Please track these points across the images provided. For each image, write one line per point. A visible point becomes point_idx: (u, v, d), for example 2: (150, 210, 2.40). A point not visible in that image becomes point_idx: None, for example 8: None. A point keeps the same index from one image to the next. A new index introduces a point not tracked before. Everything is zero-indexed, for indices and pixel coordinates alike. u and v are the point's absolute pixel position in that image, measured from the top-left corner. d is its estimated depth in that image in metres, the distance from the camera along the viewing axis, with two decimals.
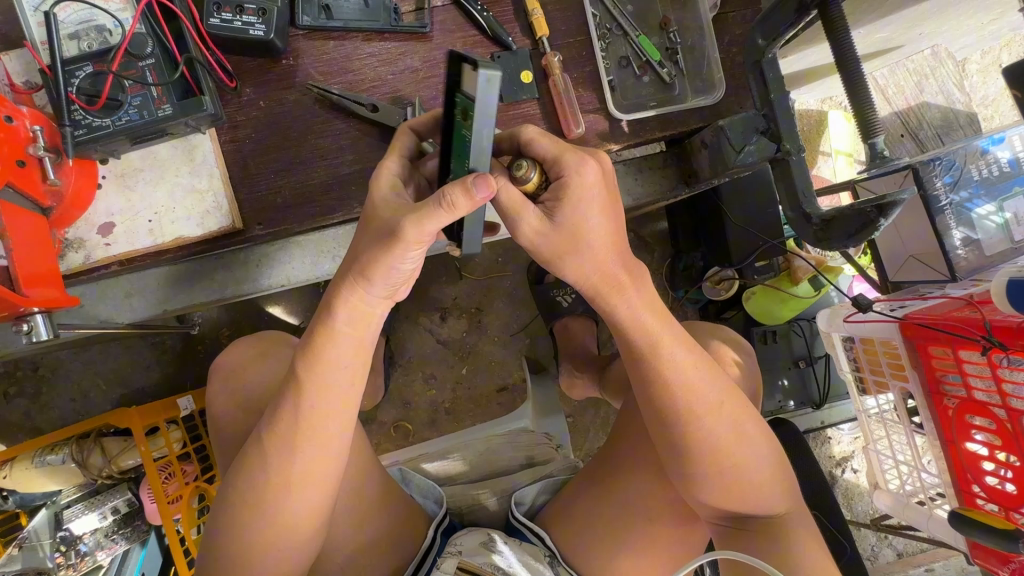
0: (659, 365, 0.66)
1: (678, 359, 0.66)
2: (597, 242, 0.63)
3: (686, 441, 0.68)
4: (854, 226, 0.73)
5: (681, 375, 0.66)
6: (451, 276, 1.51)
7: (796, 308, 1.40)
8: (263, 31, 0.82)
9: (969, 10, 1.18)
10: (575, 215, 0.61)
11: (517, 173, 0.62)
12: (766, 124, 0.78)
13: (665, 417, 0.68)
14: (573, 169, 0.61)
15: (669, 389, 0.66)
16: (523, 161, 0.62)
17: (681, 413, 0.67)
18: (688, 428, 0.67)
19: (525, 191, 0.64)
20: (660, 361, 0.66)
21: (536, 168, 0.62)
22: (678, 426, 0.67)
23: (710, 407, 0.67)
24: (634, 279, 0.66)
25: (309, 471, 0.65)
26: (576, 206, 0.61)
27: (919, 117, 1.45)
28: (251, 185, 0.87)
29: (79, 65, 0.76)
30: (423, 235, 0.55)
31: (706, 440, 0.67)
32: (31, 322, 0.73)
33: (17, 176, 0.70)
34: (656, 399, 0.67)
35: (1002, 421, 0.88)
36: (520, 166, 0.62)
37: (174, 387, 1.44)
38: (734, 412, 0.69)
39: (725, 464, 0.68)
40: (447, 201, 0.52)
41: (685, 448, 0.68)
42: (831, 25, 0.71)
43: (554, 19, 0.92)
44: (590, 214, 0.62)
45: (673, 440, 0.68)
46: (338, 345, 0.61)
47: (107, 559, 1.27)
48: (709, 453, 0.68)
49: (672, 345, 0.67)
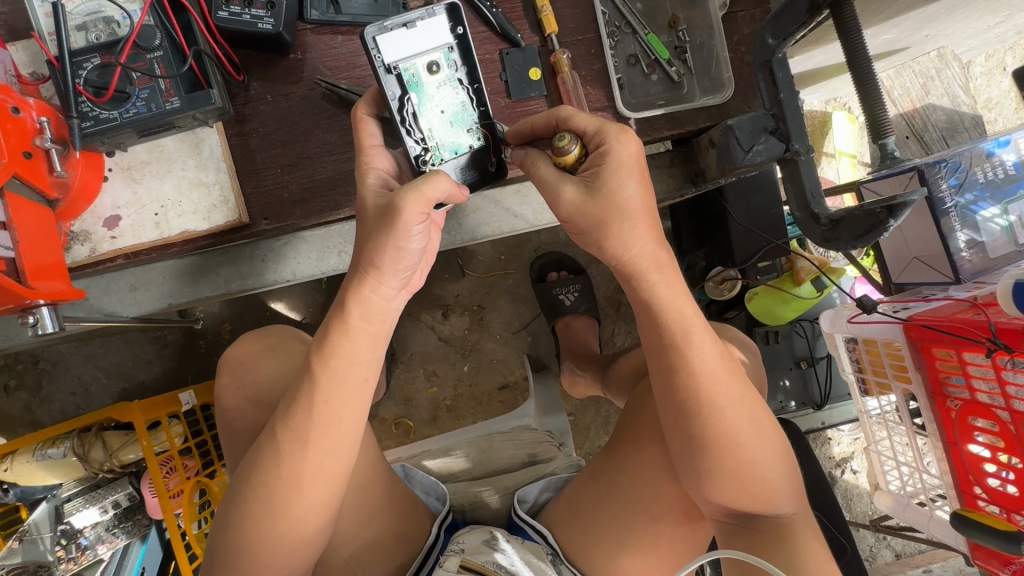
0: (684, 356, 0.66)
1: (704, 352, 0.66)
2: (637, 215, 0.64)
3: (703, 436, 0.68)
4: (862, 228, 0.70)
5: (706, 368, 0.66)
6: (453, 273, 1.50)
7: (799, 310, 1.41)
8: (272, 25, 0.81)
9: (976, 12, 1.17)
10: (615, 181, 0.63)
11: (559, 145, 0.66)
12: (775, 124, 0.78)
13: (686, 410, 0.68)
14: (616, 138, 0.64)
15: (693, 382, 0.66)
16: (565, 134, 0.66)
17: (702, 405, 0.67)
18: (709, 422, 0.67)
19: (563, 164, 0.67)
20: (685, 353, 0.66)
21: (576, 143, 0.66)
22: (699, 418, 0.67)
23: (732, 400, 0.67)
24: (659, 267, 0.66)
25: (322, 465, 0.64)
26: (614, 178, 0.63)
27: (925, 119, 1.47)
28: (257, 179, 0.87)
29: (86, 57, 0.75)
30: (421, 203, 0.59)
31: (724, 435, 0.67)
32: (37, 315, 0.72)
33: (22, 166, 0.69)
34: (679, 391, 0.67)
35: (1005, 423, 0.88)
36: (562, 138, 0.66)
37: (175, 381, 1.44)
38: (752, 409, 0.69)
39: (740, 460, 0.68)
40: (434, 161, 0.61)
41: (703, 442, 0.68)
42: (843, 25, 0.70)
43: (562, 16, 0.92)
44: (629, 186, 0.63)
45: (693, 434, 0.68)
46: (353, 340, 0.63)
47: (108, 554, 1.26)
48: (726, 450, 0.68)
49: (697, 337, 0.66)
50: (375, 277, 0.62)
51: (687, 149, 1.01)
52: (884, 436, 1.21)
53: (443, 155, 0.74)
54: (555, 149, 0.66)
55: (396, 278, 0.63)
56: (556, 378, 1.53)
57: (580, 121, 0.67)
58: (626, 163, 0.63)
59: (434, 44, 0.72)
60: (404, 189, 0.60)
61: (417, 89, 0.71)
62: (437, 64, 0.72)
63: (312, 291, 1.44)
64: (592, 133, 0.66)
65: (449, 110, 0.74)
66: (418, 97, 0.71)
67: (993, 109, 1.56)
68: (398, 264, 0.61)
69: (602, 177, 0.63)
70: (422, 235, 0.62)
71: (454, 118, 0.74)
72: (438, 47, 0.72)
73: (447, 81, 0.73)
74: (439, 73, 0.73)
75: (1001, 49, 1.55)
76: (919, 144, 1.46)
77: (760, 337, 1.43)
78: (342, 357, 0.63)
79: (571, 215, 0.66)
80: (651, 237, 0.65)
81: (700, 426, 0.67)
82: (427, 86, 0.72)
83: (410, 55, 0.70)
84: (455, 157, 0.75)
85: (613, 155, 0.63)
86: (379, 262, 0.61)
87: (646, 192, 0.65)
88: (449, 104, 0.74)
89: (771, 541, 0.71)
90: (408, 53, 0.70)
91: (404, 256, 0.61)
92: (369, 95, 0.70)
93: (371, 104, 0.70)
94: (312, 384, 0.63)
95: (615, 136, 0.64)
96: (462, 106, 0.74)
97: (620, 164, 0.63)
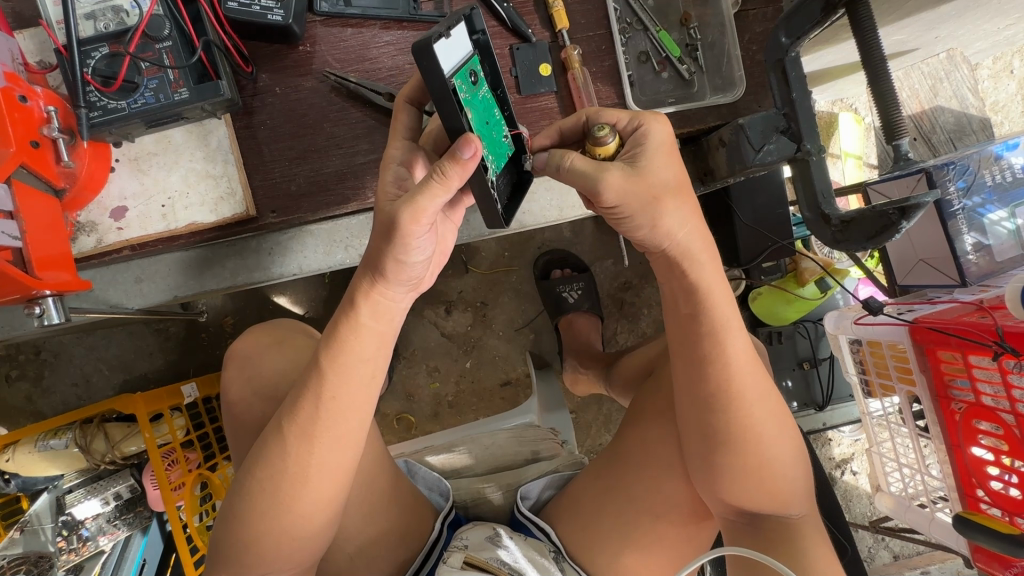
0: (720, 342, 0.66)
1: (736, 343, 0.66)
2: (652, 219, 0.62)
3: (728, 431, 0.68)
4: (872, 229, 0.69)
5: (736, 358, 0.66)
6: (457, 268, 1.50)
7: (802, 311, 1.41)
8: (281, 16, 0.81)
9: (986, 14, 1.17)
10: (658, 162, 0.63)
11: (598, 135, 0.65)
12: (786, 124, 0.78)
13: (711, 401, 0.68)
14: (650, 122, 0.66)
15: (726, 374, 0.66)
16: (604, 126, 0.65)
17: (728, 398, 0.67)
18: (732, 414, 0.67)
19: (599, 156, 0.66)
20: (722, 343, 0.66)
21: (614, 134, 0.65)
22: (724, 410, 0.67)
23: (756, 394, 0.68)
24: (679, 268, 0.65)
25: (331, 462, 0.65)
26: (656, 158, 0.63)
27: (932, 122, 1.48)
28: (265, 172, 0.86)
29: (94, 46, 0.75)
30: (419, 219, 0.56)
31: (750, 430, 0.68)
32: (43, 305, 0.72)
33: (30, 156, 0.69)
34: (707, 382, 0.67)
35: (1010, 426, 0.89)
36: (602, 128, 0.65)
37: (177, 373, 1.43)
38: (776, 406, 0.70)
39: (762, 458, 0.68)
40: (437, 172, 0.55)
41: (725, 437, 0.68)
42: (858, 24, 0.69)
43: (573, 11, 0.91)
44: (672, 166, 0.63)
45: (714, 427, 0.68)
46: (362, 339, 0.63)
47: (109, 545, 1.26)
48: (748, 445, 0.68)
49: (734, 328, 0.66)
50: (383, 282, 0.61)
51: (697, 147, 1.01)
52: (886, 438, 1.21)
53: (495, 167, 0.70)
54: (593, 139, 0.65)
55: (402, 283, 0.62)
56: (558, 375, 1.53)
57: (610, 117, 0.69)
58: (666, 143, 0.65)
59: (465, 50, 0.63)
60: (399, 202, 0.56)
61: (466, 104, 0.63)
62: (475, 73, 0.65)
63: (315, 285, 1.44)
64: (626, 123, 0.68)
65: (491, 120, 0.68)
66: (472, 111, 0.64)
67: (1000, 113, 1.56)
68: (402, 274, 0.60)
69: (646, 156, 0.63)
70: (426, 246, 0.60)
71: (495, 128, 0.70)
72: (469, 54, 0.64)
73: (484, 90, 0.67)
74: (476, 81, 0.65)
75: (1009, 52, 1.54)
76: (927, 146, 1.47)
77: (763, 337, 1.42)
78: (352, 355, 0.62)
79: (618, 199, 0.61)
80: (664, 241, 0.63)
81: (727, 419, 0.67)
82: (474, 98, 0.65)
83: (457, 68, 0.61)
84: (502, 167, 0.72)
85: (652, 136, 0.65)
86: (383, 272, 0.60)
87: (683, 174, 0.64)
88: (489, 114, 0.69)
89: (777, 541, 0.71)
90: (455, 65, 0.61)
91: (407, 269, 0.60)
92: (413, 83, 0.67)
93: (414, 91, 0.67)
94: (321, 380, 0.63)
95: (651, 120, 0.66)
96: (497, 113, 0.71)
97: (662, 144, 0.64)
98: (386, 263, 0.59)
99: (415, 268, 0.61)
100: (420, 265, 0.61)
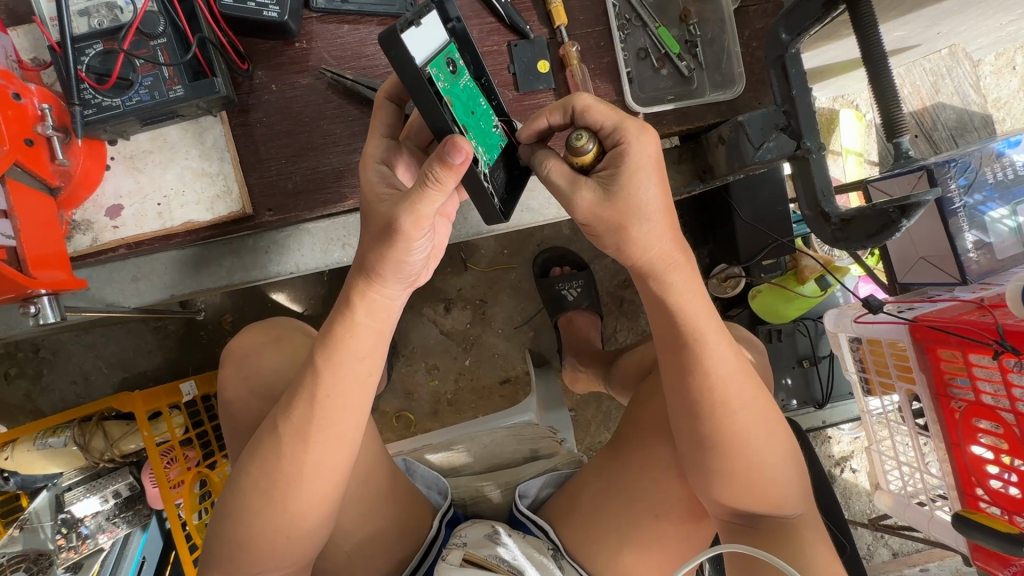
0: (697, 355, 0.65)
1: (719, 352, 0.66)
2: (654, 217, 0.61)
3: (714, 436, 0.68)
4: (873, 227, 0.69)
5: (719, 368, 0.66)
6: (456, 266, 1.50)
7: (804, 308, 1.40)
8: (277, 13, 0.80)
9: (987, 10, 1.16)
10: (631, 186, 0.60)
11: (575, 145, 0.63)
12: (786, 121, 0.77)
13: (697, 408, 0.67)
14: (635, 137, 0.61)
15: (708, 382, 0.66)
16: (582, 133, 0.62)
17: (714, 405, 0.67)
18: (719, 421, 0.67)
19: (580, 164, 0.65)
20: (699, 353, 0.65)
21: (593, 142, 0.63)
22: (711, 416, 0.67)
23: (743, 400, 0.67)
24: (674, 269, 0.64)
25: (323, 463, 0.64)
26: (635, 177, 0.60)
27: (933, 118, 1.47)
28: (261, 170, 0.86)
29: (89, 43, 0.75)
30: (420, 224, 0.56)
31: (734, 435, 0.67)
32: (39, 305, 0.72)
33: (24, 154, 0.69)
34: (692, 390, 0.67)
35: (1009, 425, 0.88)
36: (578, 138, 0.62)
37: (176, 371, 1.43)
38: (762, 409, 0.69)
39: (749, 460, 0.68)
40: (431, 179, 0.53)
41: (714, 443, 0.68)
42: (859, 20, 0.69)
43: (572, 7, 0.90)
44: (647, 185, 0.60)
45: (703, 433, 0.68)
46: (358, 338, 0.62)
47: (109, 543, 1.26)
48: (737, 450, 0.68)
49: (711, 336, 0.65)
50: (383, 284, 0.61)
51: (696, 145, 1.01)
52: (885, 436, 1.21)
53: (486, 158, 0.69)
54: (571, 149, 0.63)
55: (400, 282, 0.61)
56: (558, 373, 1.52)
57: (597, 116, 0.64)
58: (644, 164, 0.60)
59: (439, 38, 0.63)
60: (399, 203, 0.56)
61: (445, 93, 0.62)
62: (453, 62, 0.65)
63: (314, 283, 1.43)
64: (610, 130, 0.63)
65: (478, 113, 0.68)
66: (452, 100, 0.63)
67: (1002, 109, 1.55)
68: (396, 275, 0.60)
69: (619, 181, 0.60)
70: (424, 242, 0.60)
71: (482, 118, 0.69)
72: (444, 43, 0.64)
73: (465, 79, 0.67)
74: (454, 70, 0.65)
75: (1012, 48, 1.52)
76: (928, 142, 1.47)
77: (763, 335, 1.42)
78: (347, 355, 0.62)
79: (589, 218, 0.62)
80: (660, 241, 0.62)
81: (711, 426, 0.67)
82: (454, 87, 0.64)
83: (430, 57, 0.60)
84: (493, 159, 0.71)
85: (630, 155, 0.61)
86: (383, 273, 0.59)
87: (665, 194, 0.62)
88: (473, 103, 0.68)
89: (776, 540, 0.71)
90: (428, 54, 0.60)
91: (407, 267, 0.60)
92: (392, 79, 0.66)
93: (391, 86, 0.66)
94: (312, 381, 0.62)
95: (635, 135, 0.61)
96: (482, 103, 0.70)
97: (636, 166, 0.60)
98: (383, 263, 0.58)
99: (415, 265, 0.61)
100: (420, 261, 0.60)
